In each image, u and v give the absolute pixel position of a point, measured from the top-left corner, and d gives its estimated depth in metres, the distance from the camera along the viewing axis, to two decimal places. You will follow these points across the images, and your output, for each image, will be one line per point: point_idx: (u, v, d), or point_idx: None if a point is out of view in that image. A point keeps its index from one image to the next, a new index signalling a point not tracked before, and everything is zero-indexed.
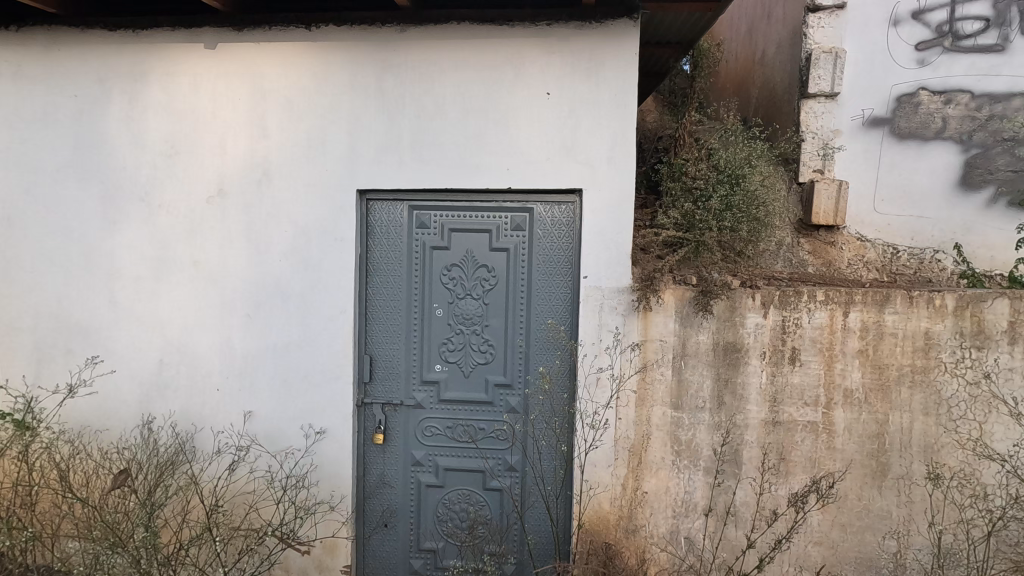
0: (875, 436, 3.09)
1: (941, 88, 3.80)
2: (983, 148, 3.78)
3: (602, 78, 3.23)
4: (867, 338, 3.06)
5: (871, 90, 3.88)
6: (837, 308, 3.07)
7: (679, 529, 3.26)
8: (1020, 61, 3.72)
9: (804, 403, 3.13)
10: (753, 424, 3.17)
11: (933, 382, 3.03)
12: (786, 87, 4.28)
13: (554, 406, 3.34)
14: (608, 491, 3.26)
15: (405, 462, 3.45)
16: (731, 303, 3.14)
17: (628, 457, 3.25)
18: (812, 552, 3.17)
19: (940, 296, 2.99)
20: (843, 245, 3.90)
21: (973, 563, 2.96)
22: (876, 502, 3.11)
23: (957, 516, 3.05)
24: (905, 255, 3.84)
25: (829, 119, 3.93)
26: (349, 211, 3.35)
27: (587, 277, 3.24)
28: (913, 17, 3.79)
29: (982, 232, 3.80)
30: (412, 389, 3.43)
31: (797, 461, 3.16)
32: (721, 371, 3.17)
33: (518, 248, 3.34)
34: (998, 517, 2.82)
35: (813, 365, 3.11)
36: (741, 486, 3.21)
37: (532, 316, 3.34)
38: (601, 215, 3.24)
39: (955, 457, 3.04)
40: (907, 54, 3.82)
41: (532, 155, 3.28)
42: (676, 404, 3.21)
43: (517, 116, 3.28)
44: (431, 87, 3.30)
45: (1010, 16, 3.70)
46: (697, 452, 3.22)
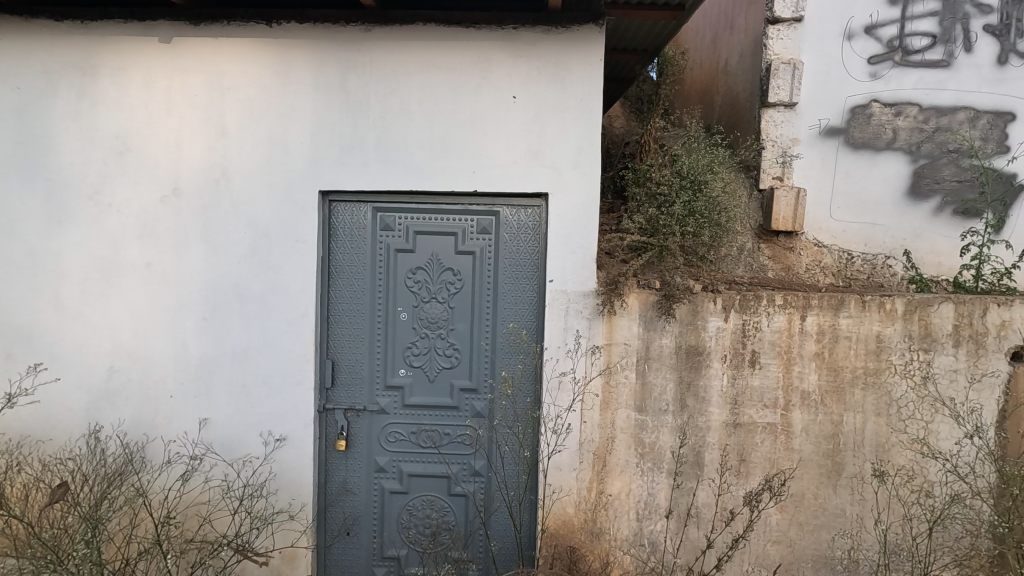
0: (831, 436, 3.17)
1: (892, 101, 3.95)
2: (931, 159, 3.94)
3: (568, 83, 3.25)
4: (823, 341, 3.15)
5: (827, 100, 4.01)
6: (795, 312, 3.15)
7: (642, 532, 3.29)
8: (964, 77, 3.89)
9: (763, 404, 3.20)
10: (714, 425, 3.22)
11: (885, 383, 3.13)
12: (748, 96, 4.38)
13: (518, 410, 3.33)
14: (572, 494, 3.28)
15: (368, 468, 3.38)
16: (692, 307, 3.20)
17: (593, 460, 3.27)
18: (770, 551, 3.23)
19: (891, 300, 3.10)
20: (801, 251, 4.00)
21: (918, 559, 3.06)
22: (831, 500, 3.19)
23: (903, 513, 3.15)
24: (859, 260, 3.98)
25: (788, 128, 4.05)
26: (311, 212, 3.28)
27: (552, 280, 3.25)
28: (865, 31, 3.94)
29: (930, 239, 3.96)
30: (375, 395, 3.36)
31: (757, 462, 3.22)
32: (684, 373, 3.22)
33: (484, 252, 3.32)
34: (942, 513, 2.92)
35: (772, 368, 3.18)
36: (702, 487, 3.25)
37: (497, 319, 3.32)
38: (567, 219, 3.26)
39: (903, 456, 3.14)
40: (861, 67, 3.96)
41: (498, 158, 3.27)
42: (640, 407, 3.25)
43: (484, 119, 3.26)
44: (396, 88, 3.26)
45: (955, 33, 3.87)
46: (660, 454, 3.25)
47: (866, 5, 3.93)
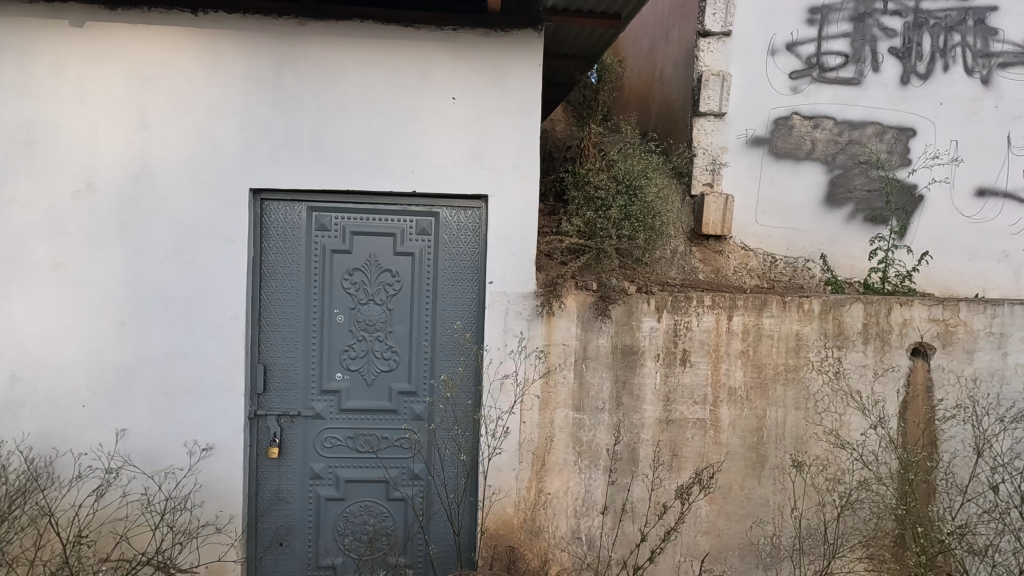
0: (755, 430, 3.34)
1: (810, 114, 4.22)
2: (844, 169, 4.24)
3: (508, 86, 3.28)
4: (748, 340, 3.32)
5: (753, 112, 4.24)
6: (722, 312, 3.31)
7: (580, 528, 3.36)
8: (873, 94, 4.20)
9: (694, 401, 3.34)
10: (648, 422, 3.34)
11: (803, 378, 3.32)
12: (681, 105, 4.55)
13: (458, 412, 3.32)
14: (512, 494, 3.31)
15: (303, 475, 3.28)
16: (628, 308, 3.29)
17: (532, 460, 3.31)
18: (701, 541, 3.38)
19: (808, 301, 3.30)
20: (729, 254, 4.24)
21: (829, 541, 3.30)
22: (755, 491, 3.36)
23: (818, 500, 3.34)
24: (782, 263, 4.24)
25: (717, 137, 4.25)
26: (241, 211, 3.15)
27: (492, 282, 3.27)
28: (787, 48, 4.19)
29: (844, 244, 4.25)
30: (310, 399, 3.26)
31: (688, 457, 3.36)
32: (619, 372, 3.32)
33: (423, 253, 3.30)
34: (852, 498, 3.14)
35: (702, 366, 3.33)
36: (636, 483, 3.36)
37: (437, 321, 3.30)
38: (507, 221, 3.28)
39: (820, 447, 3.33)
40: (783, 81, 4.21)
41: (438, 159, 3.25)
42: (578, 406, 3.32)
43: (424, 119, 3.24)
44: (332, 85, 3.18)
45: (865, 53, 4.18)
46: (597, 452, 3.34)
47: (788, 23, 4.18)
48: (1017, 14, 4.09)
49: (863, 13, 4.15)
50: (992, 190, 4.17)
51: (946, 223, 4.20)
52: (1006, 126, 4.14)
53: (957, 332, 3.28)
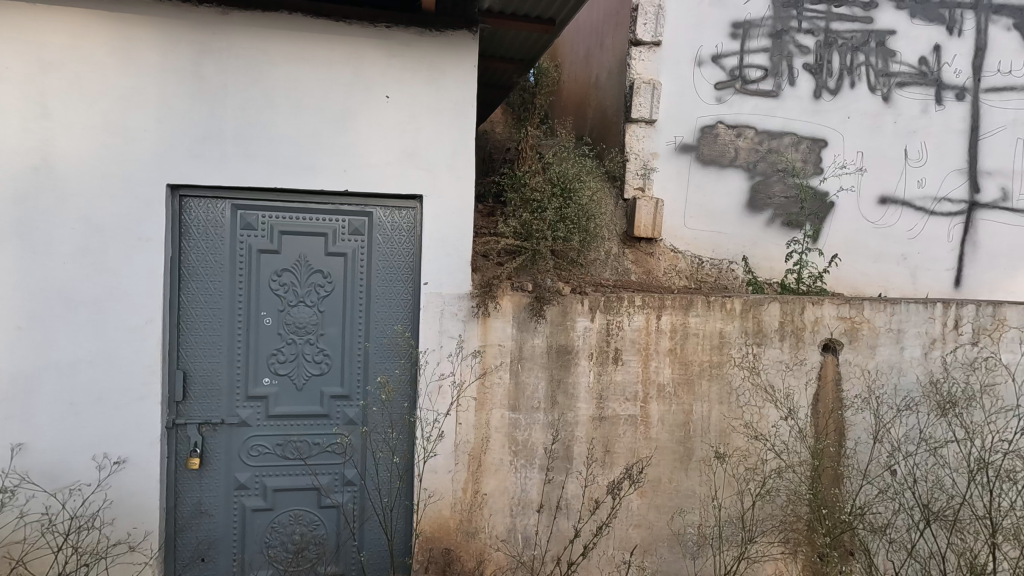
0: (683, 424, 3.49)
1: (734, 123, 4.45)
2: (764, 176, 4.50)
3: (444, 86, 3.26)
4: (676, 338, 3.46)
5: (681, 119, 4.42)
6: (652, 312, 3.43)
7: (516, 527, 3.39)
8: (790, 107, 4.48)
9: (625, 398, 3.44)
10: (582, 420, 3.41)
11: (726, 374, 3.49)
12: (615, 111, 4.68)
13: (392, 416, 3.26)
14: (448, 496, 3.30)
15: (226, 486, 3.12)
16: (562, 308, 3.35)
17: (468, 461, 3.32)
18: (632, 534, 3.48)
19: (730, 300, 3.47)
20: (660, 256, 4.39)
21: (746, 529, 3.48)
22: (683, 483, 3.50)
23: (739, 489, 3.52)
24: (708, 265, 4.45)
25: (648, 143, 4.40)
26: (157, 208, 2.97)
27: (428, 282, 3.24)
28: (712, 60, 4.41)
29: (764, 247, 4.51)
30: (235, 406, 3.11)
31: (620, 452, 3.45)
32: (554, 372, 3.37)
33: (356, 253, 3.22)
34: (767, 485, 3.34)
35: (633, 364, 3.44)
36: (571, 479, 3.42)
37: (371, 323, 3.24)
38: (442, 221, 3.27)
39: (742, 439, 3.51)
40: (709, 91, 4.42)
41: (371, 158, 3.19)
42: (514, 406, 3.35)
43: (357, 117, 3.17)
44: (259, 78, 3.05)
45: (782, 68, 4.45)
46: (532, 450, 3.38)
47: (713, 36, 4.40)
48: (912, 38, 4.48)
49: (781, 30, 4.43)
50: (892, 199, 4.55)
51: (853, 228, 4.55)
52: (903, 141, 4.53)
53: (861, 328, 3.54)
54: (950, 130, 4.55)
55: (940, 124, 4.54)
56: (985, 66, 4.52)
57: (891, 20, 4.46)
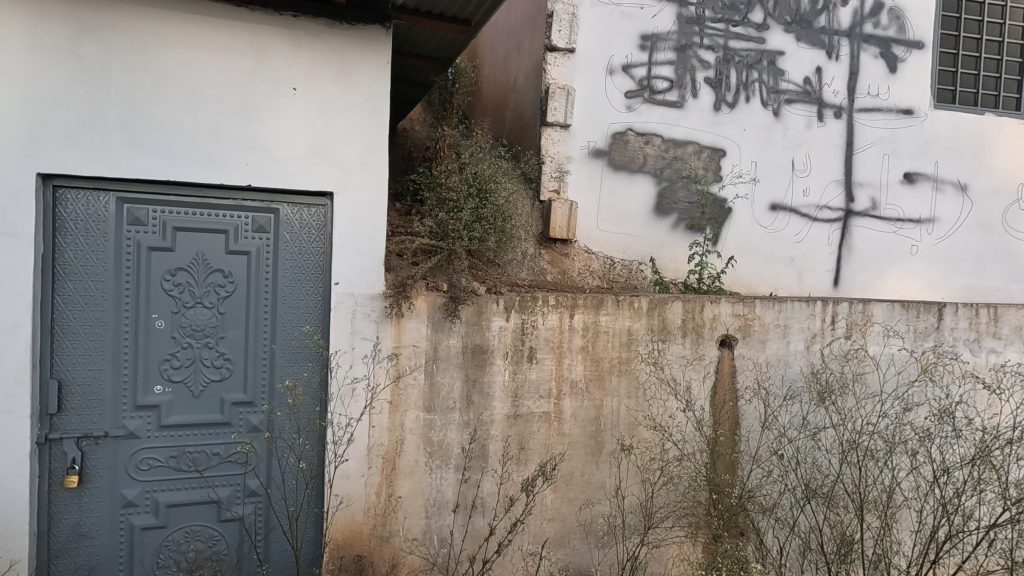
0: (593, 419, 3.62)
1: (642, 131, 4.68)
2: (670, 183, 4.76)
3: (356, 82, 3.18)
4: (588, 336, 3.58)
5: (594, 125, 4.59)
6: (565, 311, 3.53)
7: (432, 529, 3.38)
8: (693, 117, 4.77)
9: (540, 396, 3.52)
10: (497, 419, 3.45)
11: (634, 370, 3.66)
12: (531, 114, 4.76)
13: (300, 421, 3.13)
14: (360, 501, 3.22)
15: (111, 504, 2.87)
16: (477, 308, 3.37)
17: (382, 465, 3.26)
18: (546, 528, 3.57)
19: (638, 299, 3.64)
20: (574, 256, 4.52)
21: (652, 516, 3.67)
22: (594, 475, 3.63)
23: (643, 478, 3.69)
24: (620, 266, 4.64)
25: (563, 146, 4.53)
26: (26, 200, 2.67)
27: (338, 282, 3.15)
28: (622, 69, 4.61)
29: (670, 249, 4.77)
30: (121, 418, 2.86)
31: (534, 448, 3.53)
32: (469, 371, 3.39)
33: (260, 252, 3.06)
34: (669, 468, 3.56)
35: (547, 362, 3.52)
36: (486, 477, 3.45)
37: (277, 324, 3.09)
38: (354, 220, 3.19)
39: (649, 432, 3.69)
40: (619, 99, 4.62)
41: (277, 152, 3.04)
42: (428, 407, 3.34)
43: (261, 108, 3.01)
44: (148, 62, 2.83)
45: (686, 81, 4.73)
46: (447, 451, 3.38)
47: (623, 47, 4.60)
48: (798, 60, 4.92)
49: (684, 45, 4.71)
50: (782, 206, 4.97)
51: (748, 232, 4.92)
52: (790, 153, 4.97)
53: (754, 324, 3.84)
54: (830, 145, 5.04)
55: (821, 139, 5.01)
56: (858, 88, 5.04)
57: (780, 42, 4.87)
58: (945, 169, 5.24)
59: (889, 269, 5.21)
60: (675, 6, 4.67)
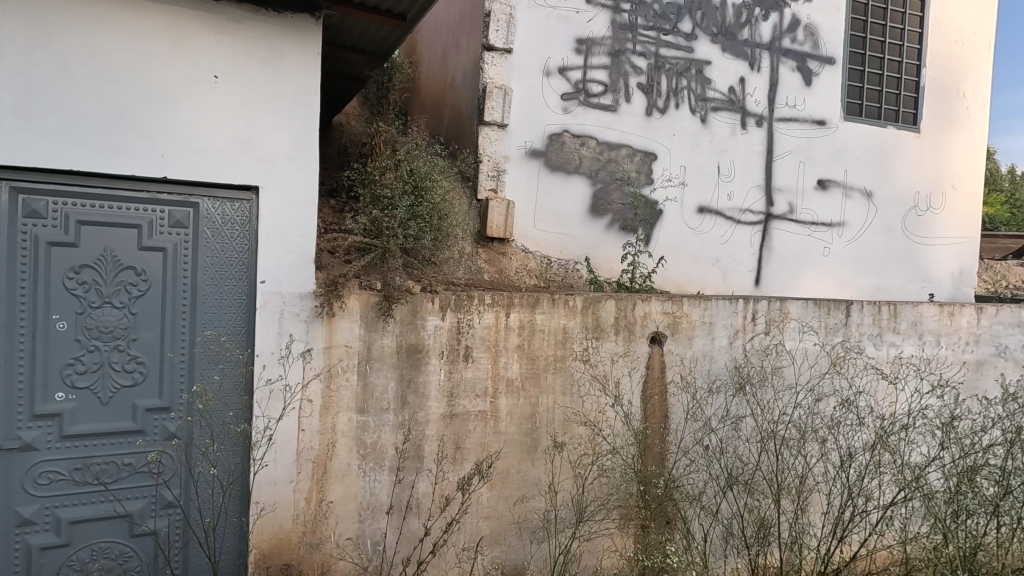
0: (529, 417, 3.65)
1: (578, 133, 4.78)
2: (604, 184, 4.88)
3: (283, 72, 3.06)
4: (523, 334, 3.61)
5: (531, 126, 4.64)
6: (501, 310, 3.54)
7: (365, 533, 3.31)
8: (626, 121, 4.91)
9: (475, 394, 3.51)
10: (432, 419, 3.41)
11: (569, 367, 3.72)
12: (469, 113, 4.75)
13: (223, 427, 2.98)
14: (288, 508, 3.12)
15: (3, 524, 2.62)
16: (412, 307, 3.32)
17: (312, 469, 3.17)
18: (482, 526, 3.57)
19: (573, 298, 3.71)
20: (511, 255, 4.54)
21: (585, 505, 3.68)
22: (530, 472, 3.67)
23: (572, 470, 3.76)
24: (556, 265, 4.71)
25: (500, 146, 4.54)
26: None
27: (264, 281, 3.03)
28: (559, 71, 4.68)
29: (605, 249, 4.90)
30: (16, 428, 2.61)
31: (470, 447, 3.52)
32: (404, 372, 3.34)
33: (177, 249, 2.88)
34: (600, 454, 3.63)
35: (483, 361, 3.52)
36: (421, 478, 3.42)
37: (196, 325, 2.92)
38: (281, 216, 3.07)
39: (582, 428, 3.77)
40: (556, 101, 4.69)
41: (196, 143, 2.88)
42: (361, 408, 3.26)
43: (178, 96, 2.84)
44: (48, 42, 2.60)
45: (619, 85, 4.87)
46: (381, 453, 3.32)
47: (559, 50, 4.67)
48: (724, 70, 5.17)
49: (618, 51, 4.84)
50: (709, 209, 5.21)
51: (677, 233, 5.12)
52: (717, 158, 5.21)
53: (682, 322, 4.00)
54: (752, 152, 5.33)
55: (745, 146, 5.29)
56: (777, 99, 5.36)
57: (707, 52, 5.10)
58: (854, 177, 5.66)
59: (805, 270, 5.58)
60: (609, 12, 4.79)
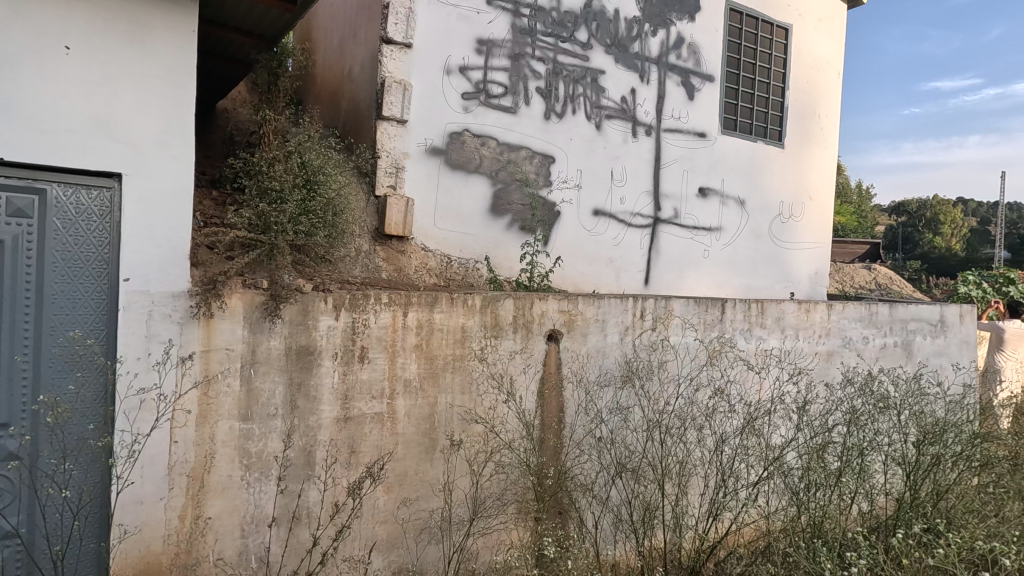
0: (427, 416, 3.62)
1: (478, 132, 4.80)
2: (505, 185, 4.95)
3: (152, 49, 2.78)
4: (422, 333, 3.56)
5: (431, 123, 4.59)
6: (398, 309, 3.47)
7: (249, 548, 3.11)
8: (526, 124, 5.02)
9: (371, 396, 3.41)
10: (325, 423, 3.27)
11: (468, 365, 3.74)
12: (367, 107, 4.59)
13: (77, 443, 2.65)
14: (158, 528, 2.85)
15: None
16: (303, 307, 3.16)
17: (187, 484, 2.92)
18: (378, 531, 3.49)
19: (471, 297, 3.72)
20: (411, 254, 4.48)
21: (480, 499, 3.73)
22: (428, 472, 3.64)
23: (465, 468, 3.77)
24: (456, 264, 4.72)
25: (400, 142, 4.45)
26: None
27: (129, 279, 2.74)
28: (459, 70, 4.68)
29: (505, 249, 4.98)
30: None
31: (366, 451, 3.42)
32: (294, 375, 3.16)
33: (18, 241, 2.51)
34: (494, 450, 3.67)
35: (379, 361, 3.43)
36: (311, 486, 3.27)
37: (43, 329, 2.57)
38: (150, 208, 2.79)
39: (480, 426, 3.80)
40: (456, 100, 4.69)
41: (43, 122, 2.53)
42: (245, 415, 3.05)
43: (19, 67, 2.48)
44: None
45: (519, 88, 4.96)
46: (267, 462, 3.12)
47: (460, 49, 4.67)
48: (617, 80, 5.45)
49: (518, 54, 4.93)
50: (603, 212, 5.47)
51: (574, 235, 5.32)
52: (610, 164, 5.48)
53: (577, 319, 4.15)
54: (642, 159, 5.66)
55: (635, 153, 5.61)
56: (664, 111, 5.74)
57: (601, 62, 5.35)
58: (729, 186, 6.21)
59: (688, 270, 6.03)
60: (509, 16, 4.87)
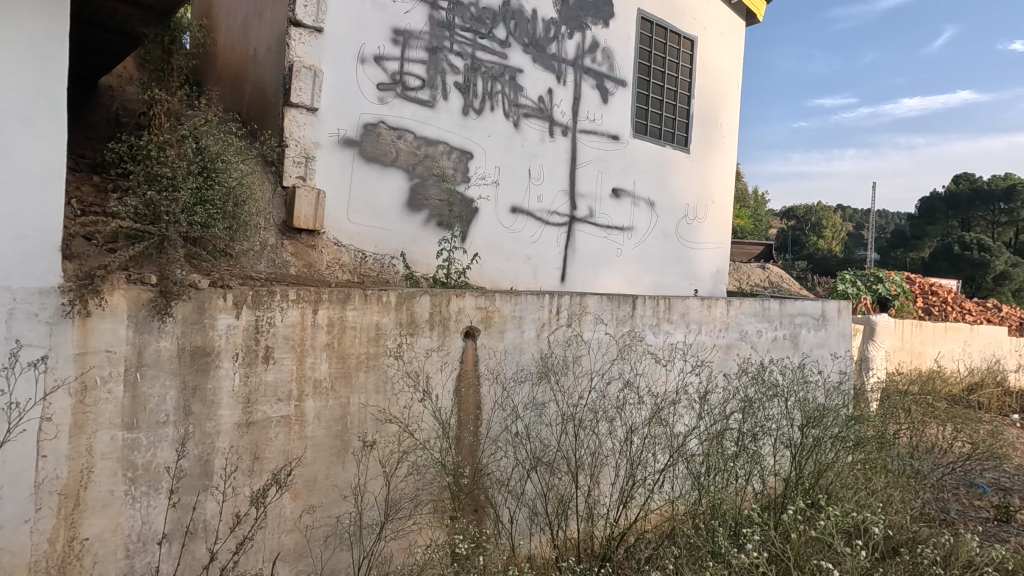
0: (338, 418, 3.47)
1: (394, 125, 4.67)
2: (422, 180, 4.86)
3: (10, 11, 2.46)
4: (333, 331, 3.41)
5: (344, 113, 4.40)
6: (307, 307, 3.29)
7: (134, 570, 2.83)
8: (443, 119, 4.95)
9: (277, 399, 3.22)
10: (225, 429, 3.05)
11: (382, 364, 3.62)
12: (273, 92, 4.31)
13: None
14: (22, 554, 2.54)
15: None
16: (198, 305, 2.91)
17: (59, 503, 2.61)
18: (283, 540, 3.31)
19: (386, 294, 3.60)
20: (321, 249, 4.28)
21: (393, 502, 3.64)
22: (339, 475, 3.50)
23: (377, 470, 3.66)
24: (371, 260, 4.57)
25: (309, 131, 4.23)
26: None
27: None
28: (374, 59, 4.53)
29: (422, 244, 4.89)
30: None
31: (271, 457, 3.23)
32: (188, 379, 2.91)
33: None
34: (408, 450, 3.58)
35: (285, 361, 3.24)
36: (207, 498, 3.03)
37: None
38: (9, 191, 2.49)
39: (394, 426, 3.70)
40: (371, 90, 4.53)
41: None
42: (129, 424, 2.77)
43: None
44: None
45: (437, 82, 4.88)
46: (156, 473, 2.86)
47: (375, 37, 4.52)
48: (534, 79, 5.51)
49: (435, 47, 4.85)
50: (521, 209, 5.52)
51: (492, 232, 5.33)
52: (528, 162, 5.54)
53: (494, 316, 4.16)
54: (558, 159, 5.77)
55: (552, 153, 5.71)
56: (580, 113, 5.89)
57: (519, 60, 5.39)
58: (640, 188, 6.49)
59: (601, 268, 6.23)
60: (426, 7, 4.77)
